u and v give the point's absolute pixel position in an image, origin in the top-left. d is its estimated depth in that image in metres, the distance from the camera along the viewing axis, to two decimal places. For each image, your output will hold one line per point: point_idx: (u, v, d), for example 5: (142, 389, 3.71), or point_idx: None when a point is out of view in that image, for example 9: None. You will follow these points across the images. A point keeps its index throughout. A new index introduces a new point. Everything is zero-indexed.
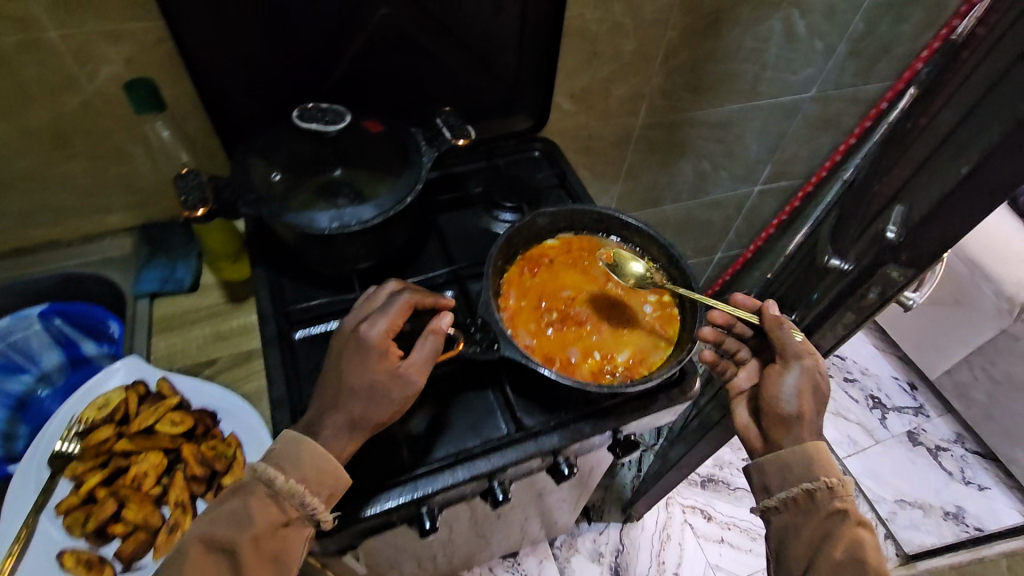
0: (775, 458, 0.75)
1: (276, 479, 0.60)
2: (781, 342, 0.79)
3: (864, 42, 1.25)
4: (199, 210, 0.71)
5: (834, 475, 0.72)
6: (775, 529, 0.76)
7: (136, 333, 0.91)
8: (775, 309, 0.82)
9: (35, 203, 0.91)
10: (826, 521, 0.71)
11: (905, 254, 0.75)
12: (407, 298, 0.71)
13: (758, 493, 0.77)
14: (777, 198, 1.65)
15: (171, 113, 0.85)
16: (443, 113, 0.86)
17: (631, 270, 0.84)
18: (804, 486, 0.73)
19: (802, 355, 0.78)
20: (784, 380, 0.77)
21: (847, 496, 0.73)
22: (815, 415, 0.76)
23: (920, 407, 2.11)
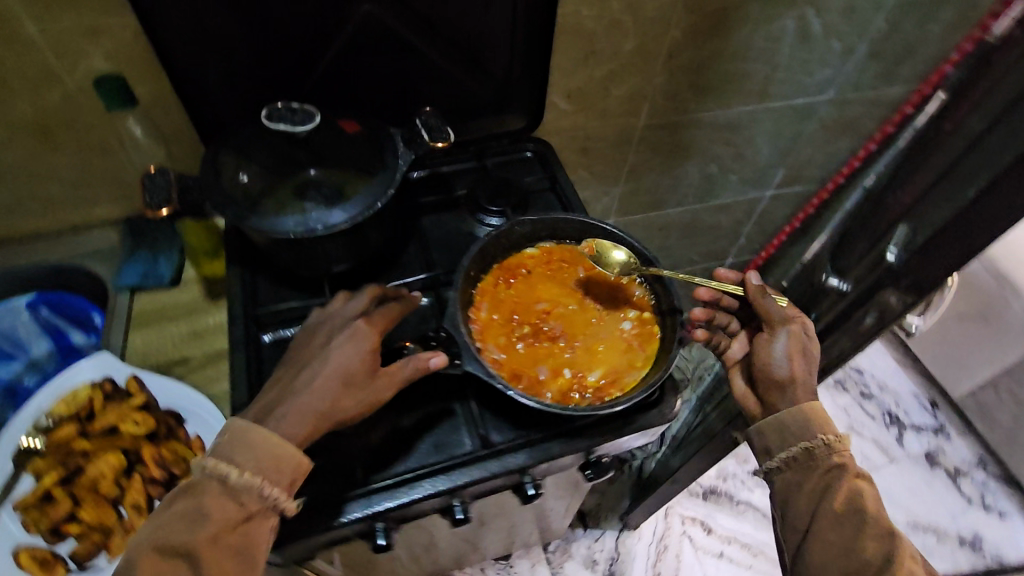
0: (774, 421, 0.75)
1: (229, 474, 0.57)
2: (766, 309, 0.79)
3: (886, 43, 1.18)
4: (162, 210, 0.69)
5: (832, 432, 0.73)
6: (776, 487, 0.76)
7: (114, 328, 0.90)
8: (757, 277, 0.80)
9: (20, 196, 0.89)
10: (827, 476, 0.72)
11: (904, 280, 0.69)
12: (396, 310, 0.69)
13: (760, 456, 0.77)
14: (789, 203, 1.58)
15: (150, 108, 0.83)
16: (423, 114, 0.82)
17: (614, 259, 0.80)
18: (804, 445, 0.73)
19: (789, 320, 0.78)
20: (774, 346, 0.77)
21: (843, 448, 0.73)
22: (808, 376, 0.76)
23: (941, 427, 2.00)
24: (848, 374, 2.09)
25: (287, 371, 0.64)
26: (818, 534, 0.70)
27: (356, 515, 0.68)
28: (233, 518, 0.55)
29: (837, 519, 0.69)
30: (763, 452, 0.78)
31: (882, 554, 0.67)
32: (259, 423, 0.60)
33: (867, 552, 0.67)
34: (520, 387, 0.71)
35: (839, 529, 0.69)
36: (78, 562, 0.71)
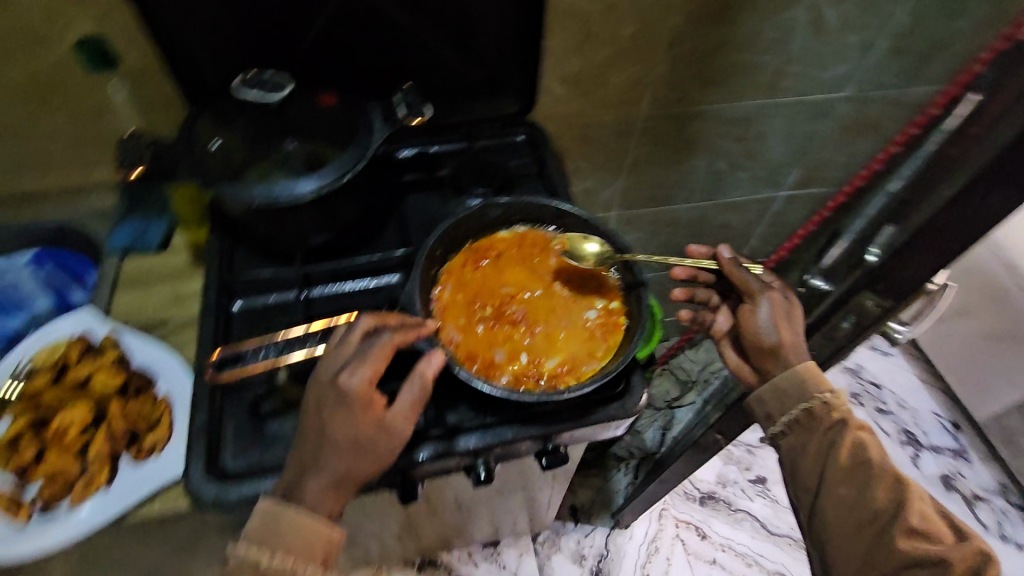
0: (770, 387, 0.78)
1: (262, 559, 0.61)
2: (744, 281, 0.81)
3: (910, 38, 1.11)
4: (133, 171, 0.72)
5: (827, 390, 0.75)
6: (784, 452, 0.79)
7: (102, 287, 0.93)
8: (728, 252, 0.82)
9: (23, 154, 0.93)
10: (829, 433, 0.76)
11: (882, 283, 0.69)
12: (388, 341, 0.66)
13: (764, 422, 0.80)
14: (805, 205, 1.51)
15: (139, 76, 0.85)
16: (401, 91, 0.82)
17: (586, 252, 0.79)
18: (803, 407, 0.76)
19: (766, 288, 0.80)
20: (757, 316, 0.79)
21: (842, 405, 0.76)
22: (798, 338, 0.77)
23: (961, 450, 1.89)
24: (864, 388, 2.00)
25: (299, 443, 0.64)
26: (829, 489, 0.74)
27: None
28: None
29: (845, 472, 0.74)
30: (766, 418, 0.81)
31: (892, 501, 0.71)
32: (286, 501, 0.62)
33: (878, 502, 0.71)
34: (474, 368, 0.72)
35: (849, 481, 0.73)
36: (42, 508, 0.72)
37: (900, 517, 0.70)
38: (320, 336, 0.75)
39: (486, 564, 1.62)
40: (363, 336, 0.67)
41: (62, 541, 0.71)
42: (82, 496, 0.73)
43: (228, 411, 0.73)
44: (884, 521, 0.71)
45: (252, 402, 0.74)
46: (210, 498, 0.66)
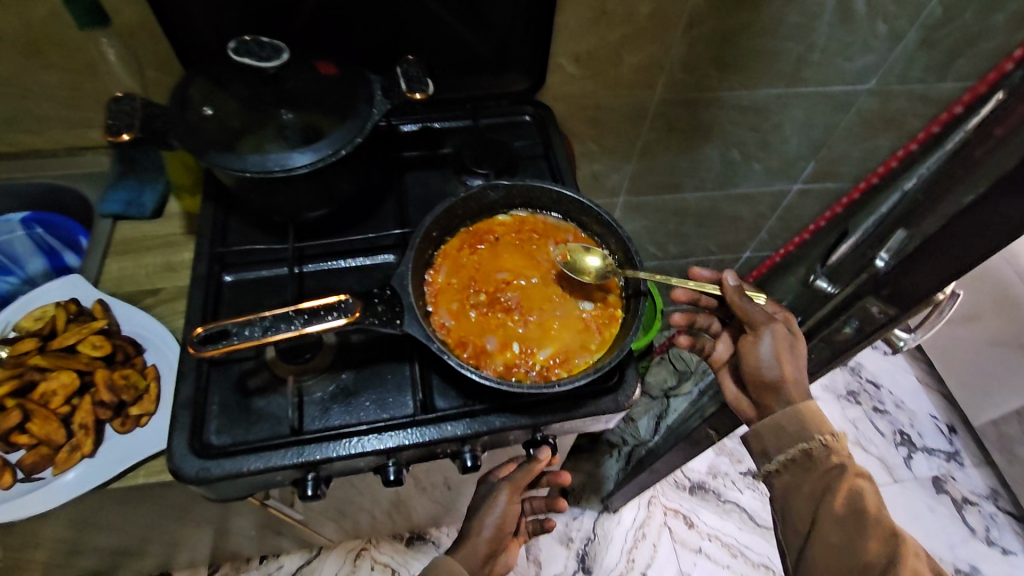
0: (769, 422, 0.77)
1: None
2: (747, 311, 0.80)
3: (941, 31, 1.06)
4: (123, 136, 0.68)
5: (828, 433, 0.75)
6: (777, 490, 0.79)
7: (92, 252, 0.90)
8: (733, 278, 0.81)
9: (19, 108, 0.91)
10: (826, 477, 0.74)
11: (887, 289, 0.68)
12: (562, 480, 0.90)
13: (759, 458, 0.80)
14: (819, 200, 1.46)
15: (134, 34, 0.81)
16: (403, 62, 0.78)
17: (588, 265, 0.76)
18: (802, 446, 0.75)
19: (770, 320, 0.78)
20: (759, 348, 0.78)
21: (842, 447, 0.75)
22: (799, 374, 0.77)
23: (955, 453, 1.88)
24: (862, 386, 1.98)
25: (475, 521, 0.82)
26: (820, 534, 0.72)
27: (304, 455, 0.67)
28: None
29: (838, 519, 0.71)
30: (761, 454, 0.81)
31: (886, 553, 0.68)
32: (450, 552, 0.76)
33: (870, 553, 0.69)
34: (464, 355, 0.70)
35: (841, 528, 0.71)
36: (25, 474, 0.72)
37: (892, 573, 0.67)
38: (307, 318, 0.63)
39: None
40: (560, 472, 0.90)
41: (44, 507, 0.71)
42: (66, 464, 0.72)
43: (215, 384, 0.72)
44: (874, 572, 0.68)
45: (238, 376, 0.73)
46: (192, 473, 0.65)
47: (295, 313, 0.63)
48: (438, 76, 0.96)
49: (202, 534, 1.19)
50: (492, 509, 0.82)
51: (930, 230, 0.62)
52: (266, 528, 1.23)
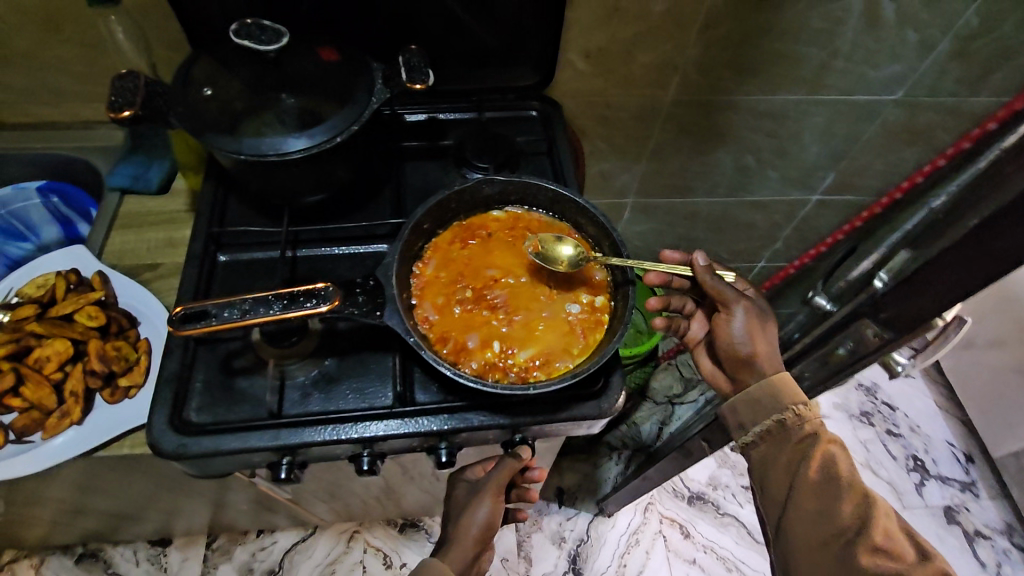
0: (745, 397, 0.77)
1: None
2: (719, 290, 0.78)
3: (975, 42, 1.01)
4: (124, 112, 0.69)
5: (800, 403, 0.74)
6: (754, 462, 0.78)
7: (98, 224, 0.92)
8: (703, 258, 0.78)
9: (36, 81, 0.93)
10: (800, 446, 0.74)
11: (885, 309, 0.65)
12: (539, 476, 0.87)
13: (734, 431, 0.79)
14: (838, 212, 1.41)
15: (146, 12, 0.83)
16: (405, 51, 0.78)
17: (561, 255, 0.75)
18: (776, 418, 0.75)
19: (740, 297, 0.78)
20: (733, 327, 0.78)
21: (815, 416, 0.75)
22: (770, 347, 0.78)
23: (971, 483, 1.78)
24: (877, 408, 1.89)
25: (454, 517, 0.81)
26: (797, 503, 0.72)
27: (280, 440, 0.68)
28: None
29: (813, 487, 0.72)
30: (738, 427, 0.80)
31: (859, 516, 0.69)
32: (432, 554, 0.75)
33: (844, 517, 0.69)
34: (444, 350, 0.70)
35: (817, 496, 0.71)
36: (18, 435, 0.76)
37: (865, 534, 0.67)
38: (286, 303, 0.63)
39: None
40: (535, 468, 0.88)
41: (30, 469, 0.73)
42: (55, 429, 0.75)
43: (200, 361, 0.73)
44: (848, 537, 0.68)
45: (224, 355, 0.74)
46: (170, 448, 0.66)
47: (275, 298, 0.63)
48: (445, 66, 0.95)
49: (198, 506, 1.22)
50: (478, 509, 0.80)
51: (934, 253, 0.59)
52: (259, 504, 1.25)
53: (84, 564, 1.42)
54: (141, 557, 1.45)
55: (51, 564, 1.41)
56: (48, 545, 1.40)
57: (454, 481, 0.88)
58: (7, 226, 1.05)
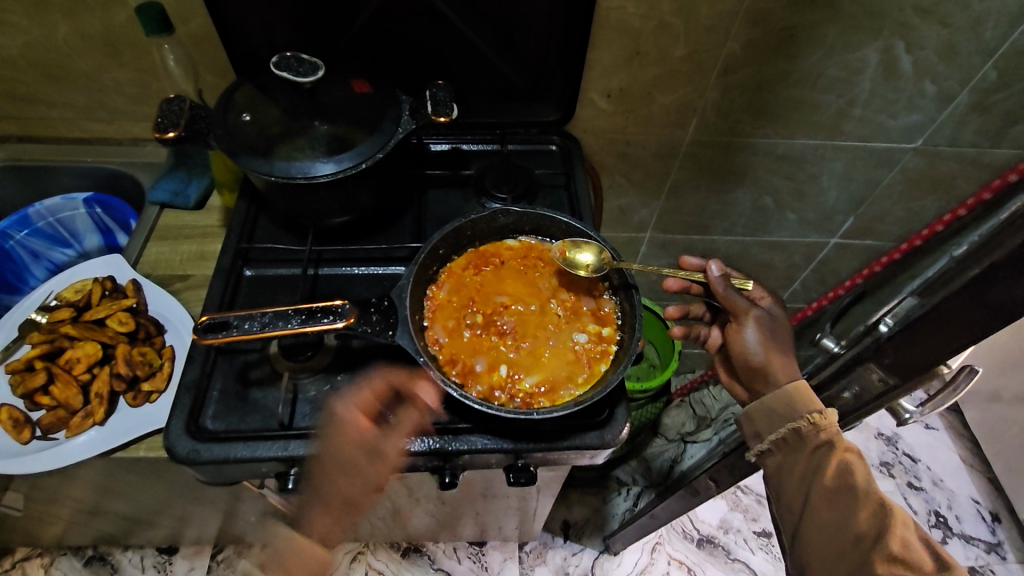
0: (761, 405, 0.76)
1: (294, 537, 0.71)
2: (730, 300, 0.79)
3: (994, 96, 1.02)
4: (168, 133, 0.73)
5: (815, 411, 0.72)
6: (770, 470, 0.77)
7: (137, 235, 0.97)
8: (717, 268, 0.80)
9: (94, 101, 1.01)
10: (816, 456, 0.72)
11: (889, 356, 0.66)
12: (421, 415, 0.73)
13: (751, 441, 0.78)
14: (857, 255, 1.41)
15: (197, 42, 0.90)
16: (433, 86, 0.82)
17: (581, 261, 0.79)
18: (791, 427, 0.73)
19: (751, 308, 0.78)
20: (743, 337, 0.78)
21: (833, 424, 0.72)
22: (783, 359, 0.77)
23: (997, 544, 1.69)
24: (897, 458, 1.83)
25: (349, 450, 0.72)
26: (813, 512, 0.72)
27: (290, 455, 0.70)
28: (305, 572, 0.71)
29: (829, 496, 0.70)
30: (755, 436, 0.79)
31: (876, 525, 0.69)
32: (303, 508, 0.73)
33: (862, 525, 0.69)
34: (453, 372, 0.72)
35: (833, 506, 0.70)
36: (43, 432, 0.80)
37: (882, 543, 0.67)
38: (304, 318, 0.66)
39: (469, 562, 1.56)
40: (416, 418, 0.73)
41: (50, 465, 0.76)
42: (78, 428, 0.78)
43: (219, 370, 0.77)
44: (866, 546, 0.68)
45: (242, 365, 0.77)
46: (184, 453, 0.69)
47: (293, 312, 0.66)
48: (471, 100, 1.00)
49: (208, 515, 1.24)
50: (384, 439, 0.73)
51: (939, 300, 0.60)
52: (267, 517, 1.26)
53: (92, 567, 1.44)
54: (147, 564, 1.47)
55: (61, 565, 1.44)
56: (61, 546, 1.43)
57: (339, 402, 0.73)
58: (53, 233, 1.12)
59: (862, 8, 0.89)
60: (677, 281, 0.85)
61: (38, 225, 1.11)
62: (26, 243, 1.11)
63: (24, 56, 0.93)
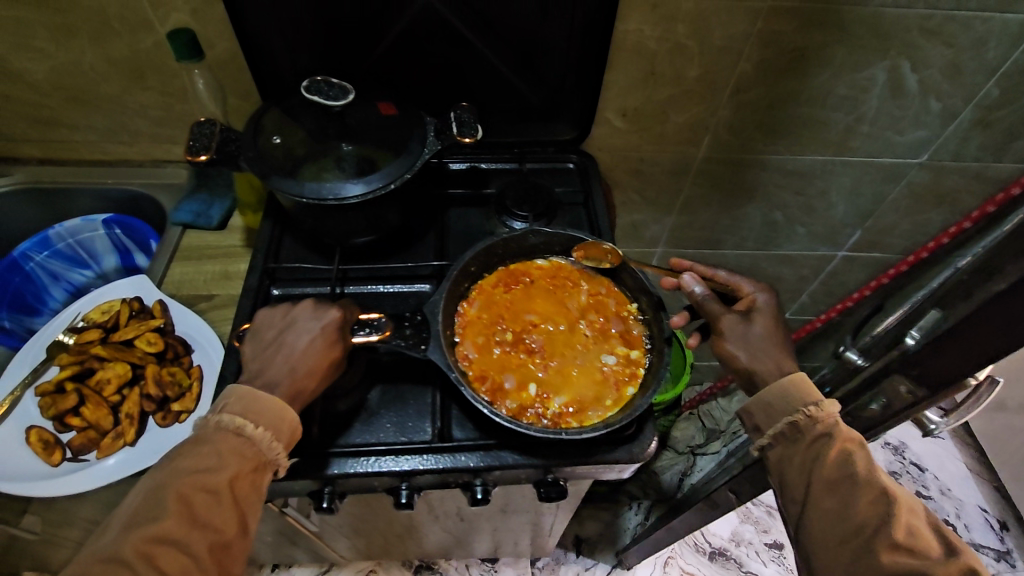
0: (759, 400, 0.74)
1: (245, 428, 0.62)
2: (705, 309, 0.81)
3: (998, 112, 1.05)
4: (200, 156, 0.75)
5: (811, 404, 0.70)
6: (771, 465, 0.73)
7: (161, 256, 0.99)
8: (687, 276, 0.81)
9: (116, 123, 1.02)
10: (814, 447, 0.69)
11: (914, 368, 0.68)
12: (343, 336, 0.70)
13: (751, 435, 0.74)
14: (864, 268, 1.43)
15: (224, 67, 0.92)
16: (457, 107, 0.85)
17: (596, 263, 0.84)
18: (788, 419, 0.71)
19: (720, 316, 0.79)
20: (718, 348, 0.79)
21: (831, 415, 0.70)
22: (762, 363, 0.76)
23: (1007, 553, 1.70)
24: (905, 468, 1.84)
25: (272, 356, 0.68)
26: (813, 502, 0.67)
27: (325, 473, 0.71)
28: (246, 462, 0.61)
29: (829, 484, 0.67)
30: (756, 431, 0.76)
31: (878, 513, 0.64)
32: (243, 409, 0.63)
33: (863, 512, 0.64)
34: (483, 389, 0.73)
35: (833, 494, 0.66)
36: (74, 453, 0.80)
37: (884, 531, 0.63)
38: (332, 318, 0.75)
39: None
40: (334, 340, 0.69)
41: (81, 487, 0.77)
42: (109, 449, 0.80)
43: None
44: (867, 535, 0.63)
45: None
46: None
47: (319, 327, 0.69)
48: (490, 119, 1.02)
49: None
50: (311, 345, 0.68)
51: (963, 313, 0.62)
52: (283, 537, 1.25)
53: None
54: None
55: None
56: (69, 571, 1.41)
57: (271, 323, 0.71)
58: (73, 254, 1.13)
59: (871, 29, 0.92)
60: (672, 278, 0.86)
61: (59, 247, 1.12)
62: (46, 265, 1.12)
63: (49, 80, 0.94)
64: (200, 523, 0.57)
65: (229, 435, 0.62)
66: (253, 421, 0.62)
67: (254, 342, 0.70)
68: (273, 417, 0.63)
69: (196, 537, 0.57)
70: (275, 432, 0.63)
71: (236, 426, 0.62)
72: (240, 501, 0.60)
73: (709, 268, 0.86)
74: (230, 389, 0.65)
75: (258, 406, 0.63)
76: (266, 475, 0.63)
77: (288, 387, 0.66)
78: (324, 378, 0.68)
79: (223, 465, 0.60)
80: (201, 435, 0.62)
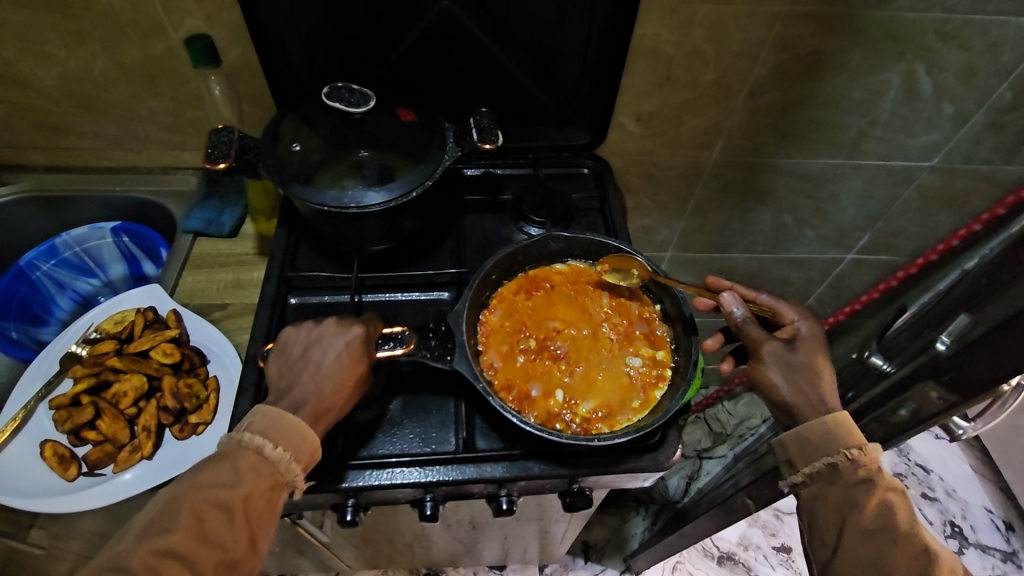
0: (796, 435, 0.70)
1: (264, 447, 0.61)
2: (744, 333, 0.76)
3: (1010, 115, 1.05)
4: (219, 164, 0.75)
5: (854, 447, 0.67)
6: (802, 500, 0.71)
7: (172, 263, 0.97)
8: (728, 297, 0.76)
9: (126, 130, 1.00)
10: (853, 490, 0.67)
11: (947, 374, 0.68)
12: (366, 353, 0.68)
13: (784, 468, 0.71)
14: (872, 271, 1.43)
15: (238, 73, 0.91)
16: (477, 113, 0.84)
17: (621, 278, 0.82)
18: (827, 461, 0.68)
19: (762, 342, 0.74)
20: (757, 375, 0.74)
21: (873, 461, 0.67)
22: (804, 394, 0.71)
23: (1013, 553, 1.70)
24: (911, 470, 1.84)
25: (297, 373, 0.67)
26: (847, 549, 0.67)
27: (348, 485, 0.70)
28: (262, 483, 0.59)
29: (866, 534, 0.66)
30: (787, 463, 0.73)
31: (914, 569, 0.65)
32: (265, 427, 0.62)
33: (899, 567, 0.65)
34: (509, 398, 0.72)
35: (870, 544, 0.66)
36: (90, 468, 0.79)
37: None
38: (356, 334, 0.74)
39: None
40: (358, 356, 0.68)
41: (99, 502, 0.76)
42: (125, 463, 0.78)
43: None
44: None
45: None
46: None
47: (343, 343, 0.68)
48: (505, 125, 1.02)
49: None
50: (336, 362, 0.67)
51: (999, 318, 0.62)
52: (292, 547, 1.24)
53: None
54: None
55: None
56: None
57: (295, 341, 0.69)
58: (79, 262, 1.11)
59: (887, 33, 0.92)
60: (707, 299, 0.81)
61: (64, 255, 1.10)
62: (52, 274, 1.10)
63: (58, 86, 0.93)
64: (210, 540, 0.55)
65: (249, 453, 0.61)
66: (272, 441, 0.61)
67: (279, 360, 0.69)
68: (295, 438, 0.62)
69: (205, 554, 0.55)
70: (295, 453, 0.62)
71: (255, 444, 0.61)
72: (252, 520, 0.58)
73: (750, 292, 0.83)
74: (257, 407, 0.64)
75: (281, 425, 0.61)
76: (281, 495, 0.61)
77: (314, 399, 0.65)
78: (349, 394, 0.67)
79: (241, 482, 0.58)
80: (224, 452, 0.61)
